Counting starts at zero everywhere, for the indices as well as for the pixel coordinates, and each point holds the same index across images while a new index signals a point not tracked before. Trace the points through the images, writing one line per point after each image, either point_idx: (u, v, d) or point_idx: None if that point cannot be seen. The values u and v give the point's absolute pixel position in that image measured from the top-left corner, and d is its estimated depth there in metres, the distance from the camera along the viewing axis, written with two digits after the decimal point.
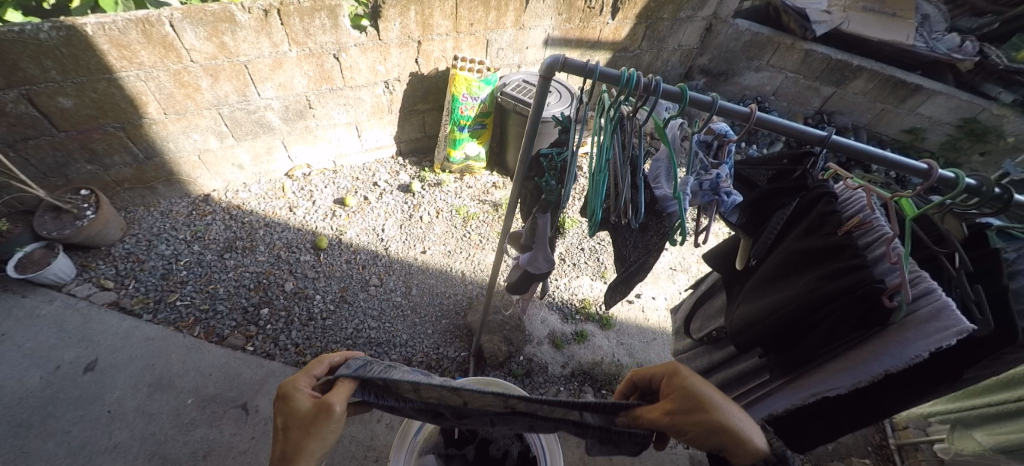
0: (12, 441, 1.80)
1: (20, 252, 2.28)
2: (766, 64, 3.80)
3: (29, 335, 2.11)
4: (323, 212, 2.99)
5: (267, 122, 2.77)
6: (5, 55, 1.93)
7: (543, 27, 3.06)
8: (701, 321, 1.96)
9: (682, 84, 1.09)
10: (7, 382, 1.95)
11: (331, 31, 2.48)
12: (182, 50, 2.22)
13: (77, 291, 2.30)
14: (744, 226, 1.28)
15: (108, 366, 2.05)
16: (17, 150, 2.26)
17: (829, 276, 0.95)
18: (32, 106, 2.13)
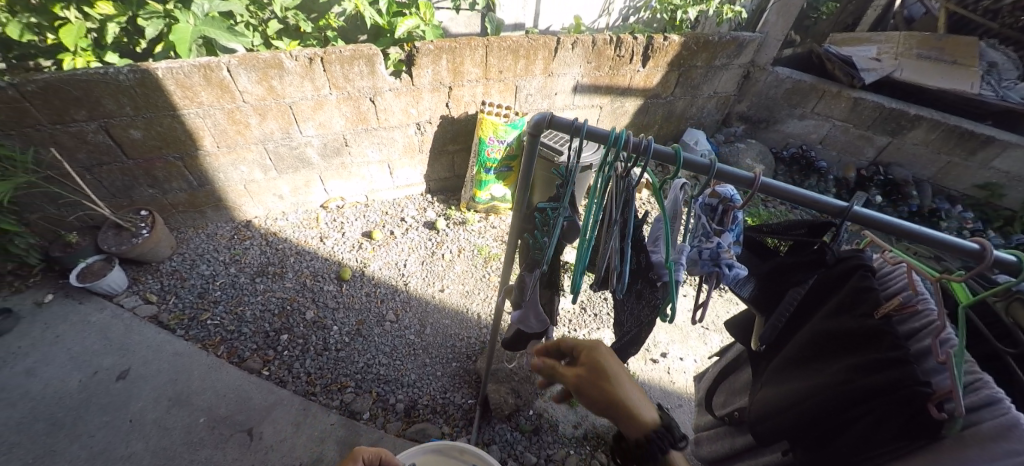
0: (42, 440, 1.87)
1: (82, 262, 2.49)
2: (810, 112, 3.72)
3: (77, 340, 2.25)
4: (350, 244, 3.10)
5: (307, 158, 2.96)
6: (90, 93, 2.17)
7: (572, 74, 3.11)
8: (725, 395, 1.80)
9: (677, 147, 1.06)
10: (50, 382, 2.07)
11: (368, 77, 2.65)
12: (236, 92, 2.44)
13: (126, 302, 2.49)
14: (758, 300, 1.23)
15: (138, 375, 2.14)
16: (93, 174, 2.48)
17: (865, 370, 0.83)
18: (108, 136, 2.36)
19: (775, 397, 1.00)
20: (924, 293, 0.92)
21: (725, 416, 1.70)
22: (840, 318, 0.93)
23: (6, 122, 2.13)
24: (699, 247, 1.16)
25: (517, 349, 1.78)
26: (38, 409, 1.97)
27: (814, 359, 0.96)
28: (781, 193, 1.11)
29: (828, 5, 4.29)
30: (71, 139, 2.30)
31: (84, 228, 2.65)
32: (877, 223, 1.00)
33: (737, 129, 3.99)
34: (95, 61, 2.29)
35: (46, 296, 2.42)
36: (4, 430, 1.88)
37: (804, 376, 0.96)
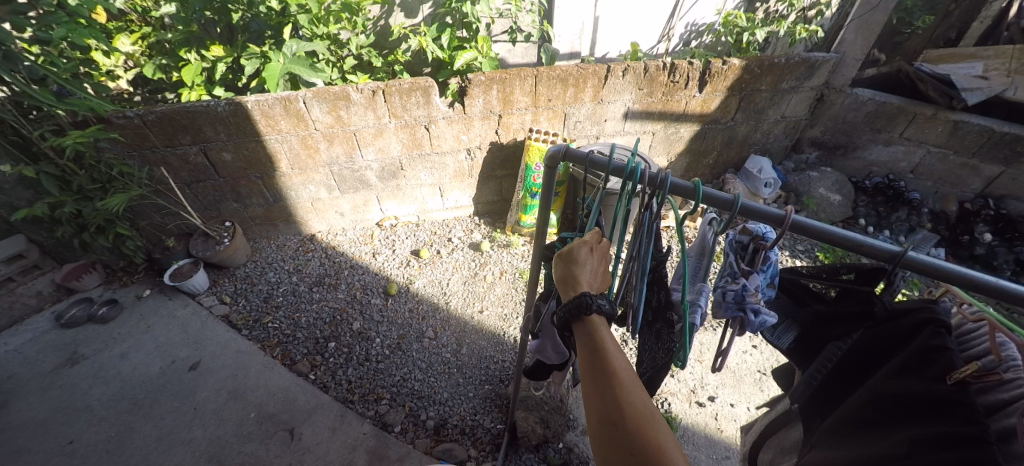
0: (125, 417, 2.14)
1: (175, 264, 2.85)
2: (898, 137, 3.34)
3: (163, 331, 2.57)
4: (399, 260, 3.28)
5: (367, 180, 3.21)
6: (196, 122, 2.53)
7: (622, 101, 3.09)
8: (774, 452, 1.62)
9: (695, 182, 1.03)
10: (138, 366, 2.38)
11: (424, 107, 2.84)
12: (309, 121, 2.73)
13: (204, 301, 2.80)
14: (801, 350, 1.16)
15: (206, 368, 2.39)
16: (192, 189, 2.87)
17: (932, 445, 0.77)
18: (205, 158, 2.72)
19: (824, 461, 0.94)
20: (1012, 360, 0.80)
21: None
22: (904, 381, 0.87)
23: (130, 145, 2.54)
24: (724, 288, 1.11)
25: (539, 378, 1.70)
26: (126, 389, 2.26)
27: (872, 424, 0.89)
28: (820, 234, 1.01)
29: (922, 19, 3.89)
30: (177, 160, 2.69)
31: (181, 234, 3.05)
32: (936, 271, 0.89)
33: (808, 156, 3.72)
34: (206, 94, 2.67)
35: (144, 291, 2.80)
36: (97, 405, 2.18)
37: (859, 442, 0.89)
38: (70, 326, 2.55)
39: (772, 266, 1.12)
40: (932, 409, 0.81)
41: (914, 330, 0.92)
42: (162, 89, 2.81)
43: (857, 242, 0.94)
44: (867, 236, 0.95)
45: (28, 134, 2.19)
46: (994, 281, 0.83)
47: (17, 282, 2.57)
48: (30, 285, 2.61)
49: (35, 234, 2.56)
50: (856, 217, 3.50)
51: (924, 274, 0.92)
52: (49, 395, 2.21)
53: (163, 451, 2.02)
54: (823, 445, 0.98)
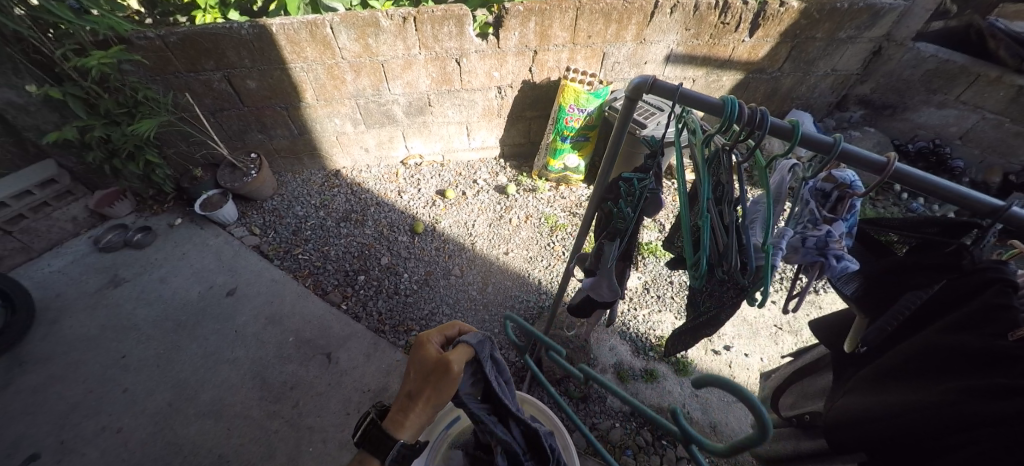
0: (170, 337, 2.27)
1: (204, 195, 2.82)
2: (954, 100, 3.04)
3: (197, 258, 2.63)
4: (425, 200, 3.21)
5: (393, 115, 3.07)
6: (218, 46, 2.41)
7: (667, 42, 2.82)
8: (795, 397, 1.59)
9: (796, 122, 0.94)
10: (178, 290, 2.47)
11: (456, 38, 2.64)
12: (337, 49, 2.57)
13: (235, 231, 2.82)
14: (866, 299, 1.01)
15: (243, 294, 2.47)
16: (216, 118, 2.80)
17: (984, 395, 0.79)
18: (229, 85, 2.62)
19: (862, 407, 1.01)
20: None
21: (791, 417, 1.56)
22: (957, 335, 0.88)
23: (152, 69, 2.43)
24: (802, 234, 1.01)
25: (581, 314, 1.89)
26: (170, 311, 2.37)
27: (914, 375, 0.93)
28: (918, 185, 0.90)
29: None
30: (201, 86, 2.59)
31: (207, 165, 2.99)
32: None
33: (852, 114, 3.39)
34: (219, 18, 2.55)
35: (176, 220, 2.82)
36: (143, 324, 2.30)
37: (900, 391, 0.95)
38: (107, 251, 2.60)
39: (855, 215, 1.01)
40: (986, 362, 0.82)
41: (977, 288, 0.88)
42: (171, 13, 2.58)
43: (956, 194, 0.86)
44: (967, 189, 0.86)
45: (50, 53, 2.12)
46: None
47: (52, 208, 2.55)
48: (65, 210, 2.60)
49: (64, 161, 2.56)
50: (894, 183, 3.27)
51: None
52: (97, 313, 2.33)
53: (210, 368, 2.16)
54: (868, 389, 1.03)
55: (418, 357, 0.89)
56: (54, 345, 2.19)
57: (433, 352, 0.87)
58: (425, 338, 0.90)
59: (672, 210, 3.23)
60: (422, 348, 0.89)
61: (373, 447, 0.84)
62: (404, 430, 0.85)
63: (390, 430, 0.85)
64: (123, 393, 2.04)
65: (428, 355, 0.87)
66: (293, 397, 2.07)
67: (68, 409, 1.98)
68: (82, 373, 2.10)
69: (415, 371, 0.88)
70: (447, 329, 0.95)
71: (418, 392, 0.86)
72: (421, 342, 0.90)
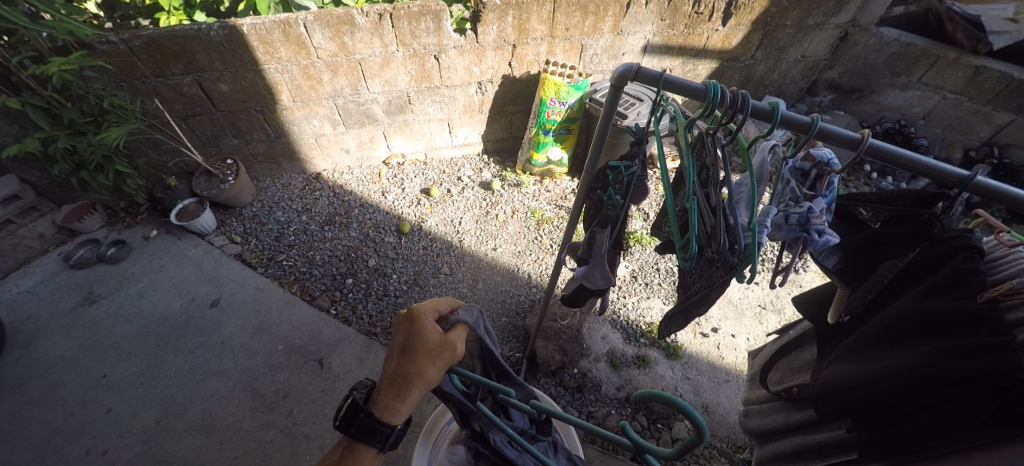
0: (153, 352, 2.20)
1: (180, 204, 2.73)
2: (916, 81, 3.16)
3: (177, 270, 2.55)
4: (409, 199, 3.18)
5: (373, 115, 3.03)
6: (186, 49, 2.33)
7: (643, 32, 2.86)
8: (784, 371, 1.60)
9: (776, 103, 0.97)
10: (158, 303, 2.40)
11: (434, 34, 2.61)
12: (312, 48, 2.52)
13: (215, 241, 2.74)
14: (848, 271, 1.05)
15: (227, 304, 2.41)
16: (188, 124, 2.71)
17: (957, 355, 0.86)
18: (200, 89, 2.54)
19: (847, 375, 1.06)
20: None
21: (781, 392, 1.54)
22: (930, 301, 0.92)
23: (118, 75, 2.35)
24: (785, 211, 1.03)
25: (576, 305, 1.93)
26: (152, 325, 2.30)
27: (893, 342, 0.98)
28: (890, 160, 0.94)
29: None
30: (171, 91, 2.51)
31: (181, 173, 2.90)
32: (1001, 196, 0.86)
33: (823, 99, 3.53)
34: (185, 20, 2.45)
35: (151, 232, 2.73)
36: (124, 341, 2.23)
37: (881, 357, 1.00)
38: (80, 267, 2.49)
39: (833, 192, 1.05)
40: (958, 324, 0.88)
41: (947, 255, 0.93)
42: (133, 16, 2.49)
43: (926, 166, 0.90)
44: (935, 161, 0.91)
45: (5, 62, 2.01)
46: None
47: (16, 225, 2.47)
48: (30, 227, 2.51)
49: (27, 175, 2.46)
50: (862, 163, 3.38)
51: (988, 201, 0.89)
52: (72, 332, 2.24)
53: (197, 382, 2.11)
54: (850, 358, 1.07)
55: (411, 336, 0.83)
56: (29, 368, 2.10)
57: (435, 333, 0.83)
58: (421, 315, 0.84)
59: (655, 199, 3.28)
60: (419, 326, 0.83)
61: (367, 434, 0.81)
62: (401, 414, 0.82)
63: (383, 415, 0.82)
64: (106, 413, 1.98)
65: (427, 336, 0.82)
66: (287, 405, 2.04)
67: (49, 433, 1.90)
68: (62, 396, 2.02)
69: (409, 351, 0.83)
70: (439, 305, 0.90)
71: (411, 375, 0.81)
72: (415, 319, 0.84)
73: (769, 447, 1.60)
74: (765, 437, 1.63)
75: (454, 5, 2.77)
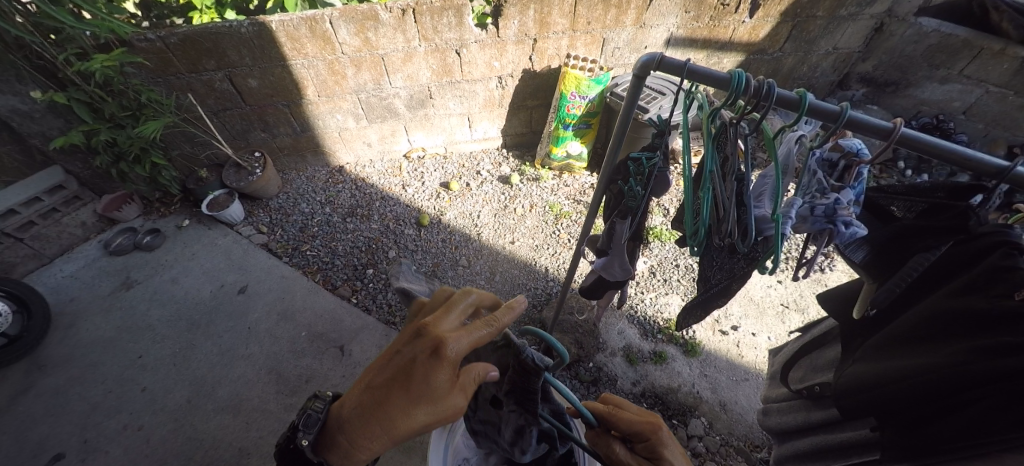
0: (185, 335, 2.31)
1: (211, 195, 2.85)
2: (957, 74, 3.01)
3: (207, 258, 2.67)
4: (429, 193, 3.23)
5: (395, 109, 3.08)
6: (218, 45, 2.42)
7: (666, 25, 2.81)
8: (804, 371, 1.55)
9: (803, 91, 0.95)
10: (190, 289, 2.51)
11: (455, 29, 2.64)
12: (337, 44, 2.58)
13: (243, 230, 2.85)
14: (875, 265, 1.02)
15: (253, 291, 2.51)
16: (219, 117, 2.81)
17: (991, 353, 0.82)
18: (231, 84, 2.64)
19: (872, 372, 1.02)
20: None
21: (801, 390, 1.50)
22: (965, 298, 0.89)
23: (155, 71, 2.45)
24: (810, 203, 1.01)
25: (593, 297, 1.94)
26: (184, 310, 2.42)
27: (925, 340, 0.95)
28: (923, 149, 0.91)
29: None
30: (203, 86, 2.61)
31: (212, 165, 3.01)
32: None
33: (855, 93, 3.37)
34: (217, 18, 2.54)
35: (183, 221, 2.85)
36: (158, 324, 2.35)
37: (909, 355, 0.96)
38: (118, 254, 2.63)
39: (862, 183, 1.02)
40: (995, 322, 0.84)
41: (983, 251, 0.90)
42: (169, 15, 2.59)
43: (961, 156, 0.87)
44: (970, 150, 0.88)
45: (52, 58, 2.13)
46: None
47: (61, 213, 2.60)
48: (74, 215, 2.65)
49: (70, 166, 2.60)
50: (895, 160, 3.24)
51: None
52: (111, 315, 2.37)
53: (225, 364, 2.20)
54: (877, 355, 1.04)
55: (418, 377, 0.84)
56: (73, 347, 2.24)
57: (446, 386, 0.84)
58: (444, 357, 0.83)
59: (676, 195, 3.24)
60: (434, 373, 0.83)
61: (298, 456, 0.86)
62: (354, 458, 0.85)
63: (333, 449, 0.86)
64: (142, 392, 2.10)
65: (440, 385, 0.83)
66: (309, 389, 2.12)
67: (88, 409, 2.03)
68: (101, 374, 2.15)
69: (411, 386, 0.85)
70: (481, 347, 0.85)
71: (397, 412, 0.84)
72: (435, 363, 0.83)
73: (788, 446, 1.57)
74: (784, 436, 1.60)
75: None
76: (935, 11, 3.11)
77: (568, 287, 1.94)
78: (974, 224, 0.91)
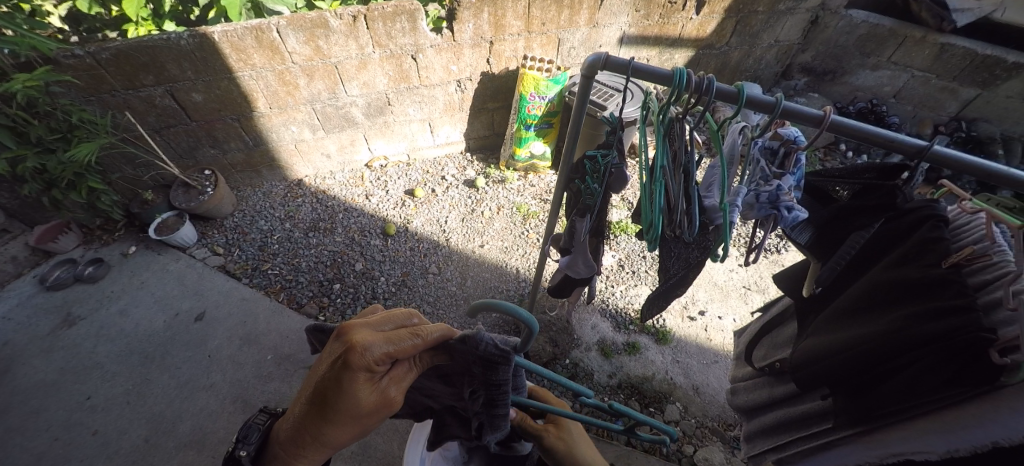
0: (138, 371, 2.16)
1: (158, 218, 2.68)
2: (886, 61, 3.23)
3: (159, 286, 2.50)
4: (394, 201, 3.16)
5: (352, 117, 2.99)
6: (156, 59, 2.27)
7: (618, 24, 2.88)
8: (766, 349, 1.63)
9: (741, 84, 0.99)
10: (141, 321, 2.35)
11: (410, 34, 2.59)
12: (286, 53, 2.47)
13: (197, 253, 2.69)
14: (819, 244, 1.08)
15: (212, 318, 2.37)
16: (162, 135, 2.64)
17: (924, 318, 0.88)
18: (174, 100, 2.48)
19: (823, 344, 1.08)
20: (1001, 244, 0.86)
21: (763, 367, 1.57)
22: (901, 270, 0.95)
23: (86, 89, 2.27)
24: (755, 190, 1.05)
25: (562, 294, 1.96)
26: (135, 343, 2.26)
27: (868, 311, 1.01)
28: (855, 134, 0.97)
29: None
30: (142, 103, 2.44)
31: (158, 187, 2.83)
32: (959, 164, 0.90)
33: (796, 82, 3.57)
34: (155, 30, 2.38)
35: (130, 248, 2.66)
36: (106, 362, 2.18)
37: (857, 326, 1.02)
38: (56, 288, 2.43)
39: (801, 168, 1.07)
40: (926, 288, 0.90)
41: (914, 225, 0.97)
42: (101, 29, 2.41)
43: (887, 139, 0.93)
44: (895, 132, 0.94)
45: None
46: (1001, 169, 0.87)
47: None
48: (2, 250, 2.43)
49: None
50: (836, 143, 3.45)
51: (946, 169, 0.92)
52: (52, 356, 2.19)
53: (186, 397, 2.07)
54: (830, 329, 1.10)
55: (333, 392, 0.67)
56: (9, 395, 2.05)
57: (369, 395, 0.67)
58: (357, 363, 0.66)
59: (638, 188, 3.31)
60: (347, 386, 0.66)
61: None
62: None
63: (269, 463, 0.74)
64: (93, 436, 1.94)
65: (359, 398, 0.66)
66: None
67: (31, 462, 1.86)
68: (45, 422, 1.97)
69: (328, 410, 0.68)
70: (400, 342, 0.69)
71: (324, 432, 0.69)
72: (345, 376, 0.65)
73: (756, 421, 1.59)
74: (753, 412, 1.62)
75: (429, 3, 2.75)
76: (863, 3, 3.33)
77: (537, 287, 1.94)
78: (902, 201, 0.98)
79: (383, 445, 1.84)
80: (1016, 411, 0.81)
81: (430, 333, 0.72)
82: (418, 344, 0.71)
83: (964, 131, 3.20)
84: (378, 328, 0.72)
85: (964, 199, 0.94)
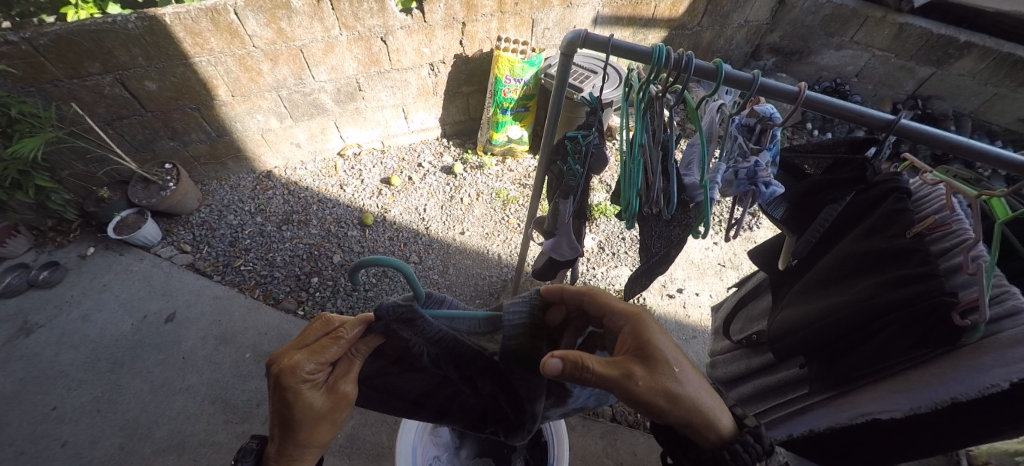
0: (107, 377, 2.05)
1: (117, 216, 2.51)
2: (849, 41, 3.32)
3: (123, 287, 2.36)
4: (370, 190, 3.07)
5: (322, 104, 2.87)
6: (101, 44, 2.09)
7: (592, 4, 2.84)
8: (743, 322, 1.69)
9: (720, 61, 0.97)
10: (106, 325, 2.22)
11: (378, 15, 2.48)
12: (246, 36, 2.33)
13: (162, 252, 2.55)
14: (793, 219, 1.11)
15: (184, 318, 2.26)
16: (114, 128, 2.46)
17: (893, 285, 0.91)
18: (125, 89, 2.31)
19: (798, 315, 1.11)
20: (958, 213, 0.90)
21: (742, 340, 1.59)
22: (870, 241, 0.99)
23: (24, 79, 2.09)
24: (734, 167, 1.06)
25: (546, 278, 1.96)
26: (101, 349, 2.14)
27: (841, 282, 1.04)
28: (829, 109, 0.98)
29: None
30: (89, 93, 2.26)
31: (114, 183, 2.65)
32: (924, 137, 0.92)
33: (767, 62, 3.61)
34: (98, 13, 2.19)
35: (88, 249, 2.50)
36: (71, 369, 2.06)
37: (830, 296, 1.05)
38: (9, 295, 2.27)
39: (778, 145, 1.08)
40: (893, 257, 0.94)
41: (879, 199, 1.01)
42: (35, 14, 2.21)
43: (857, 113, 0.95)
44: (863, 106, 0.96)
45: None
46: (965, 141, 0.90)
47: None
48: None
49: None
50: (804, 122, 3.56)
51: (913, 143, 0.94)
52: (10, 367, 2.05)
53: (161, 401, 1.98)
54: (804, 300, 1.13)
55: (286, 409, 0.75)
56: None
57: (320, 397, 0.76)
58: (291, 383, 0.73)
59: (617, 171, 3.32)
60: (294, 400, 0.74)
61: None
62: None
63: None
64: (63, 447, 1.85)
65: (310, 403, 0.74)
66: (262, 413, 1.96)
67: None
68: (8, 437, 1.87)
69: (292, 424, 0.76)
70: (324, 350, 0.75)
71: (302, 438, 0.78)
72: (286, 394, 0.73)
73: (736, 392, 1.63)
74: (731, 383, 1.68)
75: None
76: None
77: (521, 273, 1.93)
78: (871, 175, 1.01)
79: (372, 436, 1.82)
80: (976, 370, 0.85)
81: (351, 331, 0.76)
82: (343, 346, 0.76)
83: (921, 108, 3.34)
84: (304, 342, 0.77)
85: (926, 171, 0.97)
